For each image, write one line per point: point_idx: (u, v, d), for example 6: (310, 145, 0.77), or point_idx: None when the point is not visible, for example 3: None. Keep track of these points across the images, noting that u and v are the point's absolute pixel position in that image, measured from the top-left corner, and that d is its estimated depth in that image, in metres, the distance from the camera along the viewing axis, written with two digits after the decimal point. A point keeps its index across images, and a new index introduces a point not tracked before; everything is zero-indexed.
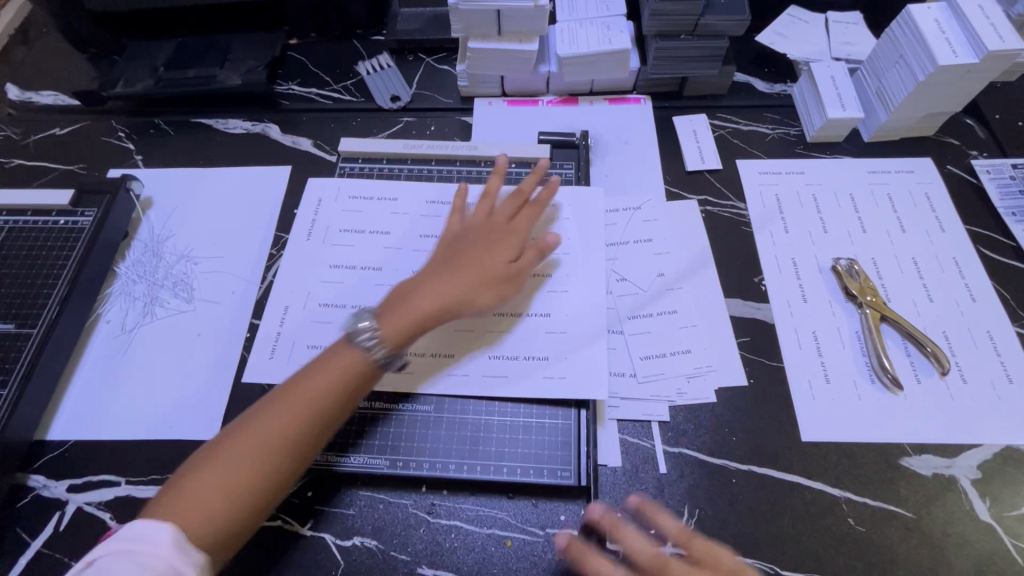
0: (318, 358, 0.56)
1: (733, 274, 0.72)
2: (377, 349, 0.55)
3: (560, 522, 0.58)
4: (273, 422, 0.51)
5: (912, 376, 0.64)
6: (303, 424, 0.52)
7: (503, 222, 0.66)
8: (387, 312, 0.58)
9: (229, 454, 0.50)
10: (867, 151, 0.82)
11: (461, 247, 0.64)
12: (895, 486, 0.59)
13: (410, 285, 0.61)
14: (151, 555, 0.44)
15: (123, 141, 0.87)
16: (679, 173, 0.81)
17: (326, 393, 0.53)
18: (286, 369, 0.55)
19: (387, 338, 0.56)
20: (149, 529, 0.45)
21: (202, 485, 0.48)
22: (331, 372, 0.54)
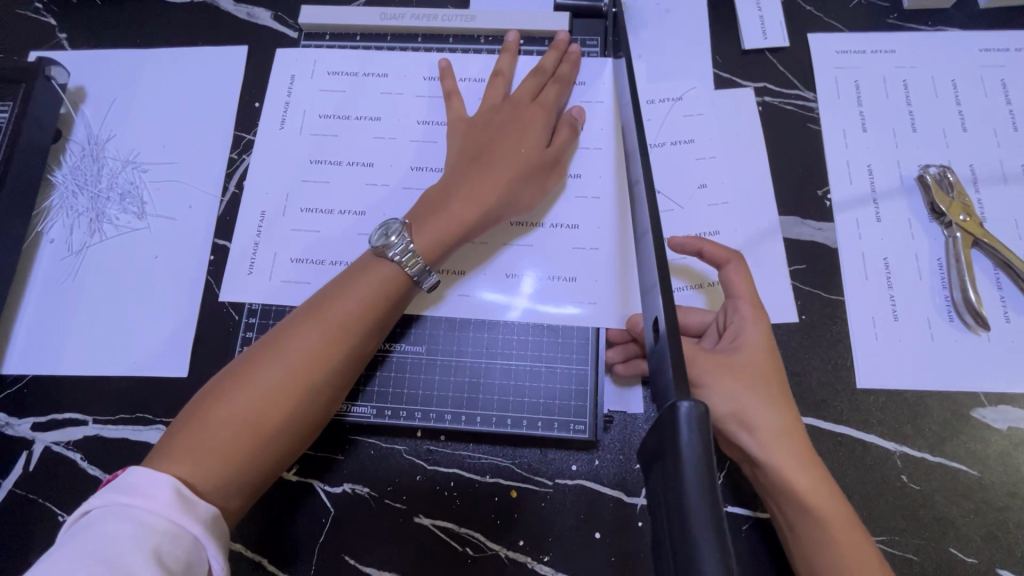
0: (338, 279, 0.49)
1: (793, 185, 0.59)
2: (411, 261, 0.48)
3: (571, 473, 0.52)
4: (296, 349, 0.45)
5: (1000, 313, 0.53)
6: (331, 350, 0.46)
7: (525, 104, 0.55)
8: (421, 220, 0.50)
9: (250, 384, 0.43)
10: (981, 21, 0.63)
11: (483, 137, 0.54)
12: (962, 441, 0.51)
13: (440, 188, 0.52)
14: (148, 509, 0.37)
15: (42, 15, 0.70)
16: (732, 52, 0.63)
17: (355, 318, 0.47)
18: (327, 313, 0.47)
19: (426, 249, 0.49)
20: (146, 479, 0.38)
21: (224, 418, 0.42)
22: (360, 292, 0.47)
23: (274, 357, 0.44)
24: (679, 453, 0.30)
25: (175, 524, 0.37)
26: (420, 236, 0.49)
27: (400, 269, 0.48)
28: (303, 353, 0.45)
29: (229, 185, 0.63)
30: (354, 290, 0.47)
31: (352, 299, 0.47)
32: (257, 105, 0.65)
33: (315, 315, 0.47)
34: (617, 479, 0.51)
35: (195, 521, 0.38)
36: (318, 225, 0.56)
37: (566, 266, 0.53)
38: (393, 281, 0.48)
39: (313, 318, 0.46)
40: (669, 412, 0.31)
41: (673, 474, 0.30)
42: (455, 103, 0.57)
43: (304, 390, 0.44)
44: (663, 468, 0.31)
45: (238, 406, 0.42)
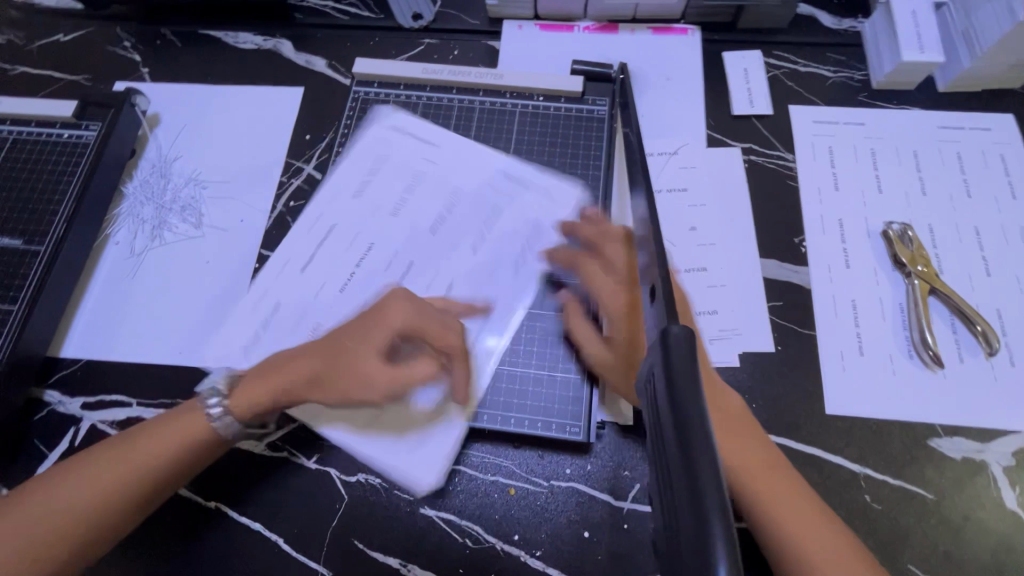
0: (170, 413, 0.54)
1: (773, 232, 0.67)
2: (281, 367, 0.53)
3: (565, 475, 0.57)
4: (97, 476, 0.50)
5: (954, 355, 0.60)
6: (130, 470, 0.51)
7: (360, 339, 0.54)
8: (259, 376, 0.54)
9: (64, 493, 0.49)
10: (941, 102, 0.73)
11: (337, 336, 0.54)
12: (920, 467, 0.56)
13: (380, 303, 0.57)
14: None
15: (129, 52, 0.82)
16: (723, 116, 0.73)
17: (161, 453, 0.52)
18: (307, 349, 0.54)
19: (237, 410, 0.53)
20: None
21: (28, 520, 0.48)
22: (166, 434, 0.53)
23: (68, 482, 0.50)
24: (670, 372, 0.32)
25: None
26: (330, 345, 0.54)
27: (208, 423, 0.53)
28: (93, 474, 0.50)
29: (278, 204, 0.71)
30: (167, 426, 0.53)
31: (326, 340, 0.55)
32: (308, 137, 0.75)
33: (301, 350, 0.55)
34: (607, 484, 0.56)
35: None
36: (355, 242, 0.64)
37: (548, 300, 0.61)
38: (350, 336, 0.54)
39: (131, 443, 0.52)
40: (661, 340, 0.34)
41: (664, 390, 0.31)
42: (416, 223, 0.62)
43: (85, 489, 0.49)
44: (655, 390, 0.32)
45: (198, 423, 0.53)
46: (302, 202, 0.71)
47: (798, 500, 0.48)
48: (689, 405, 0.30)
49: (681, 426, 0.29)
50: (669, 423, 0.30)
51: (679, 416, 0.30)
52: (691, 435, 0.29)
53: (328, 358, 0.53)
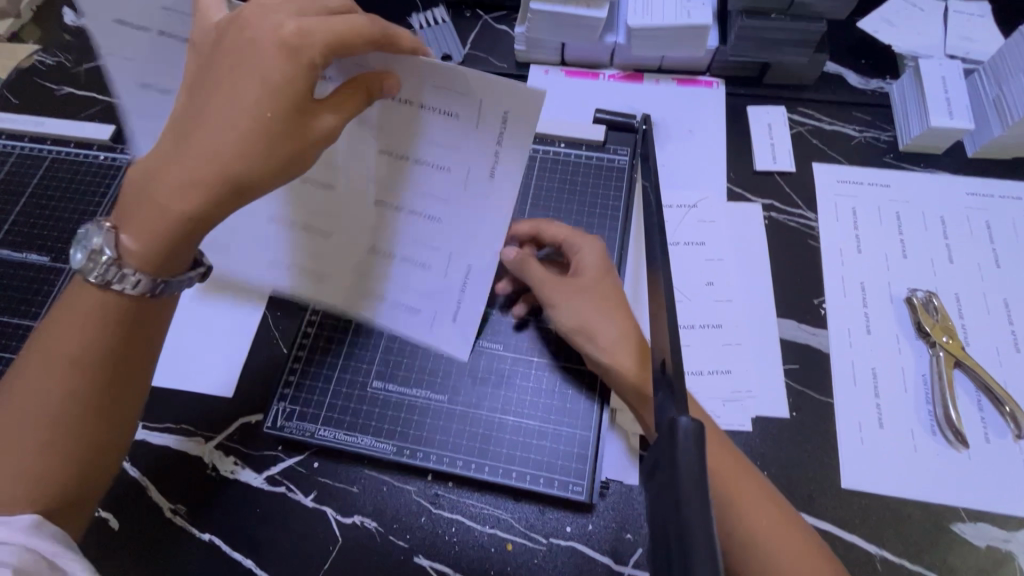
0: (87, 309, 0.45)
1: (792, 292, 0.65)
2: (125, 282, 0.44)
3: (564, 534, 0.55)
4: (30, 392, 0.44)
5: (981, 434, 0.57)
6: (78, 371, 0.45)
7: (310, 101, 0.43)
8: (175, 160, 0.42)
9: (21, 434, 0.44)
10: (970, 168, 0.72)
11: (210, 70, 0.42)
12: (941, 553, 0.53)
13: (164, 185, 0.42)
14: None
15: None
16: (745, 171, 0.73)
17: (75, 356, 0.45)
18: (155, 205, 0.42)
19: (185, 192, 0.41)
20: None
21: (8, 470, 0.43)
22: (82, 330, 0.45)
23: (31, 408, 0.44)
24: (676, 466, 0.31)
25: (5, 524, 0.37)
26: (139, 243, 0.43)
27: (121, 287, 0.45)
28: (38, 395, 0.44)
29: None
30: (71, 317, 0.45)
31: (184, 192, 0.42)
32: None
33: (139, 209, 0.43)
34: (607, 546, 0.55)
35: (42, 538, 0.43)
36: None
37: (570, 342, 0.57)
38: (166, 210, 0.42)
39: (42, 357, 0.45)
40: (667, 429, 0.32)
41: (669, 485, 0.30)
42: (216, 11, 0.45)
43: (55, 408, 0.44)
44: (659, 483, 0.31)
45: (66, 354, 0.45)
46: None
47: (781, 518, 0.47)
48: (691, 508, 0.29)
49: (679, 537, 0.28)
50: (668, 525, 0.29)
51: (677, 518, 0.29)
52: (690, 544, 0.27)
53: (232, 132, 0.40)
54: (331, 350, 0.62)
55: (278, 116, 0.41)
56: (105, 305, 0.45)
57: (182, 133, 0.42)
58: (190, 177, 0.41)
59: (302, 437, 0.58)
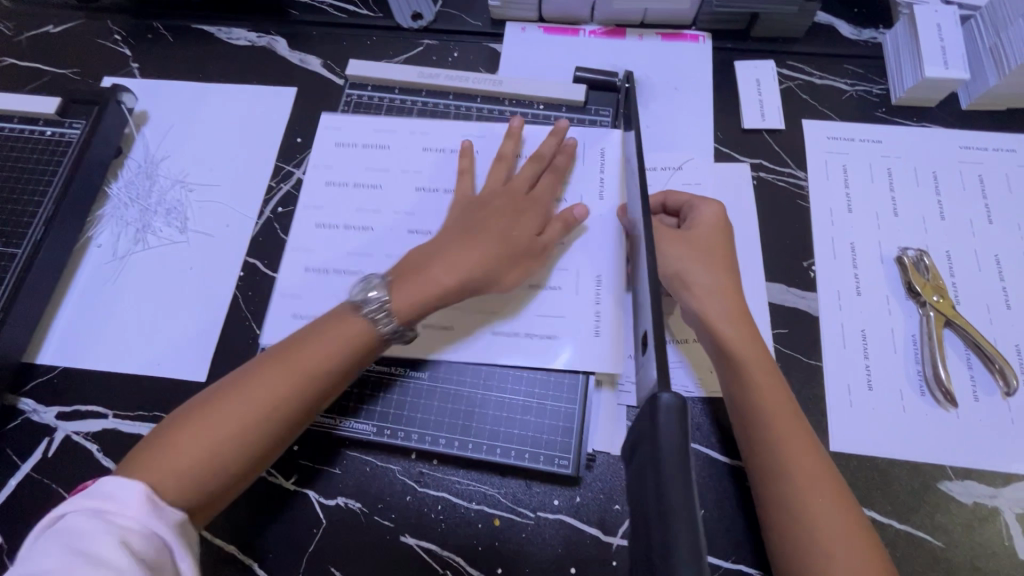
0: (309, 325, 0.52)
1: (781, 255, 0.63)
2: (384, 319, 0.51)
3: (552, 507, 0.55)
4: (263, 390, 0.48)
5: (969, 392, 0.56)
6: (321, 378, 0.50)
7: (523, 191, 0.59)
8: (401, 281, 0.53)
9: (209, 440, 0.46)
10: (963, 121, 0.69)
11: (478, 210, 0.57)
12: (928, 512, 0.53)
13: (425, 255, 0.54)
14: (119, 512, 0.41)
15: (119, 46, 0.79)
16: (732, 130, 0.70)
17: (323, 363, 0.50)
18: (425, 275, 0.53)
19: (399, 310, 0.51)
20: (113, 487, 0.42)
21: (179, 456, 0.45)
22: (331, 342, 0.50)
23: (210, 404, 0.47)
24: (658, 442, 0.31)
25: (143, 526, 0.41)
26: (395, 296, 0.52)
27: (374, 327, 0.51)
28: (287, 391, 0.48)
29: (266, 209, 0.69)
30: (330, 351, 0.50)
31: (461, 263, 0.53)
32: (299, 140, 0.72)
33: (403, 280, 0.53)
34: (596, 518, 0.54)
35: (162, 520, 0.42)
36: (346, 250, 0.61)
37: (602, 308, 0.57)
38: (357, 333, 0.51)
39: (279, 360, 0.50)
40: (650, 406, 0.33)
41: (653, 459, 0.31)
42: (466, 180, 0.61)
43: (299, 395, 0.49)
44: (643, 457, 0.32)
45: (322, 366, 0.49)
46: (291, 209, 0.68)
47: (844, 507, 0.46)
48: (673, 485, 0.29)
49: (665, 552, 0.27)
50: (655, 538, 0.29)
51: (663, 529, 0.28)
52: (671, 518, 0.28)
53: (519, 214, 0.57)
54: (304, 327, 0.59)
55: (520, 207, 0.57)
56: (361, 332, 0.51)
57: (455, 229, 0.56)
58: (475, 252, 0.54)
59: None
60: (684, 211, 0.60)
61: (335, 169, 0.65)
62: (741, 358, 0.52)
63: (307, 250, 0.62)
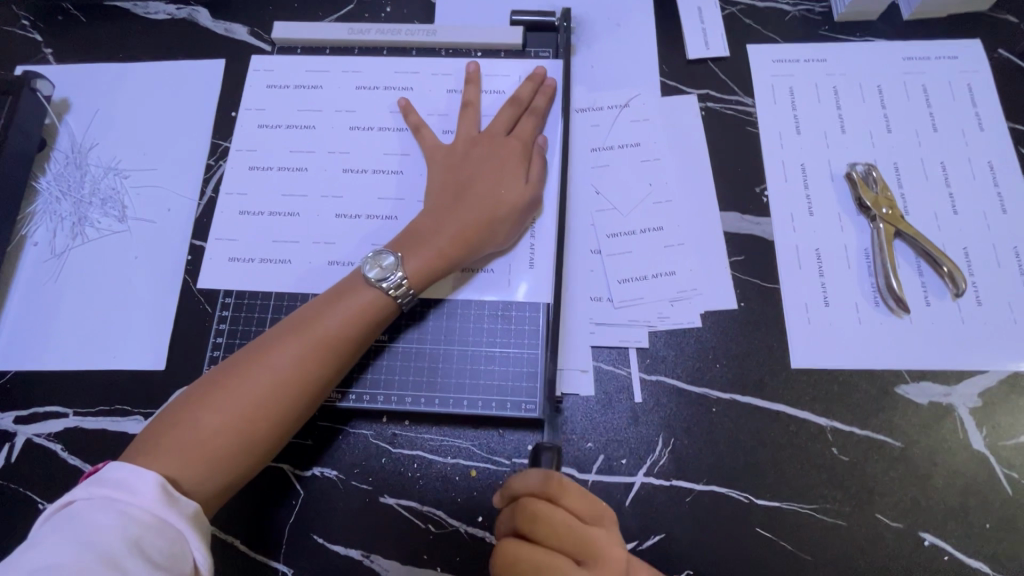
0: (321, 297, 0.53)
1: (733, 182, 0.63)
2: (402, 290, 0.52)
3: (526, 452, 0.55)
4: (285, 363, 0.48)
5: (921, 297, 0.58)
6: (331, 355, 0.50)
7: (502, 136, 0.59)
8: (411, 249, 0.53)
9: (225, 418, 0.46)
10: (906, 32, 0.69)
11: (465, 166, 0.58)
12: (889, 417, 0.55)
13: (427, 220, 0.55)
14: (134, 503, 0.40)
15: (28, 31, 0.74)
16: (677, 62, 0.68)
17: (340, 335, 0.50)
18: (438, 242, 0.54)
19: (414, 279, 0.53)
20: (132, 475, 0.41)
21: (207, 433, 0.45)
22: (346, 313, 0.51)
23: (236, 381, 0.47)
24: None
25: (159, 518, 0.40)
26: (410, 266, 0.53)
27: (388, 297, 0.52)
28: (307, 363, 0.49)
29: (206, 189, 0.66)
30: (340, 322, 0.51)
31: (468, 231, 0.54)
32: (233, 114, 0.69)
33: (416, 249, 0.54)
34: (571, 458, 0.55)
35: (179, 514, 0.41)
36: (292, 221, 0.60)
37: (537, 243, 0.59)
38: (376, 304, 0.52)
39: (295, 334, 0.50)
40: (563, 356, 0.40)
41: None
42: (426, 135, 0.60)
43: (318, 368, 0.49)
44: None
45: (335, 343, 0.50)
46: None
47: None
48: None
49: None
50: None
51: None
52: None
53: (514, 169, 0.57)
54: (260, 293, 0.58)
55: (512, 161, 0.58)
56: (373, 306, 0.52)
57: (450, 188, 0.57)
58: (476, 218, 0.55)
59: None
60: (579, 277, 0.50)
61: (272, 139, 0.62)
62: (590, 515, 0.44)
63: (252, 226, 0.60)
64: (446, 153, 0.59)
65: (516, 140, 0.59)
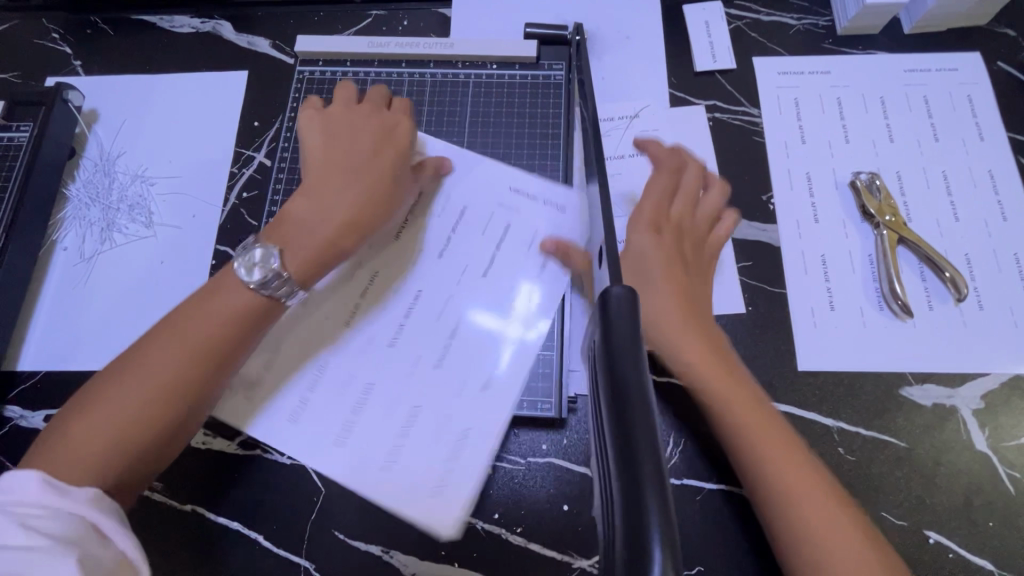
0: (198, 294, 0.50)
1: (740, 190, 0.65)
2: (284, 286, 0.49)
3: (541, 451, 0.57)
4: (155, 362, 0.46)
5: (924, 302, 0.60)
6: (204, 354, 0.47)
7: None
8: (288, 243, 0.51)
9: (101, 417, 0.44)
10: (907, 45, 0.71)
11: (402, 158, 0.55)
12: (893, 417, 0.57)
13: (313, 210, 0.52)
14: (12, 502, 0.39)
15: (58, 44, 0.77)
16: (685, 74, 0.71)
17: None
18: (309, 235, 0.51)
19: (298, 273, 0.50)
20: (8, 481, 0.39)
21: (99, 433, 0.43)
22: (219, 311, 0.48)
23: (113, 382, 0.45)
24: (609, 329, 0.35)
25: (47, 506, 0.39)
26: (291, 260, 0.50)
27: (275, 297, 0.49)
28: (173, 364, 0.46)
29: (230, 196, 0.68)
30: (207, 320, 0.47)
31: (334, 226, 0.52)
32: (256, 124, 0.71)
33: (287, 241, 0.51)
34: (585, 457, 0.57)
35: (70, 501, 0.40)
36: None
37: (552, 254, 0.59)
38: (248, 303, 0.48)
39: (172, 334, 0.47)
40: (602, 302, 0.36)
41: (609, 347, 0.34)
42: (387, 120, 0.58)
43: (184, 368, 0.46)
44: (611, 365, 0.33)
45: (192, 342, 0.47)
46: (256, 193, 0.68)
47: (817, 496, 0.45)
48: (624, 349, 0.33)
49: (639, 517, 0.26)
50: (621, 506, 0.28)
51: (633, 495, 0.27)
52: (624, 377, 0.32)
53: None
54: None
55: None
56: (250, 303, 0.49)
57: (383, 180, 0.54)
58: (336, 214, 0.52)
59: None
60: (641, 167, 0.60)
61: None
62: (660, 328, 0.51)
63: None
64: (384, 144, 0.56)
65: None
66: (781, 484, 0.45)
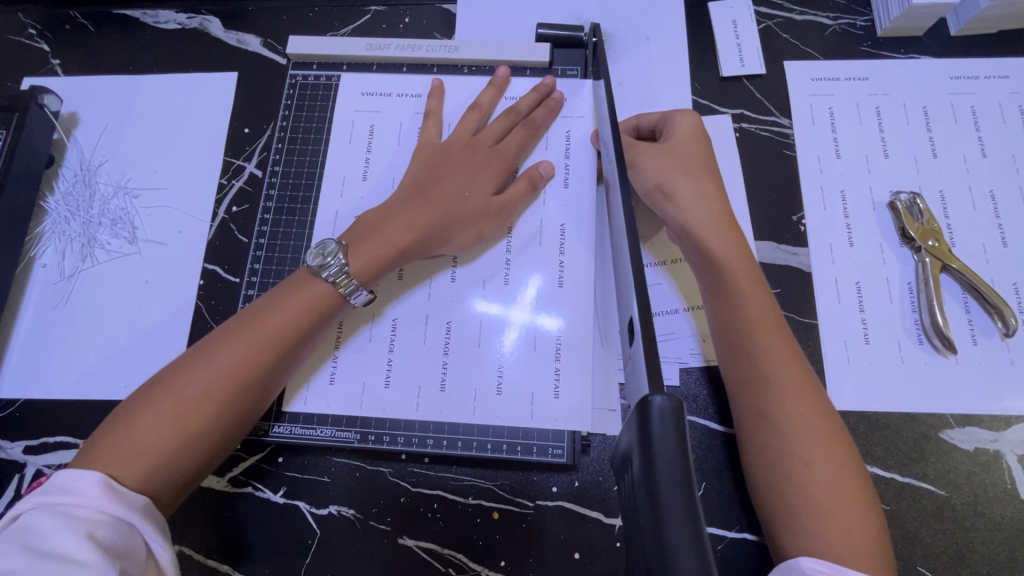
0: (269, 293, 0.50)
1: (769, 210, 0.60)
2: (344, 281, 0.49)
3: (550, 494, 0.53)
4: (221, 358, 0.45)
5: (968, 335, 0.55)
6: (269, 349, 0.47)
7: (487, 145, 0.57)
8: (357, 242, 0.51)
9: (161, 411, 0.43)
10: (953, 49, 0.65)
11: (444, 164, 0.56)
12: (932, 462, 0.52)
13: (376, 211, 0.53)
14: (69, 503, 0.38)
15: (35, 41, 0.71)
16: (710, 79, 0.65)
17: (290, 328, 0.48)
18: (374, 234, 0.51)
19: (360, 271, 0.50)
20: (69, 479, 0.39)
21: (157, 429, 0.42)
22: (294, 307, 0.48)
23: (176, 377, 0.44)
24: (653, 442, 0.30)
25: (101, 513, 0.38)
26: (356, 257, 0.50)
27: (332, 286, 0.49)
28: (242, 359, 0.46)
29: (219, 210, 0.64)
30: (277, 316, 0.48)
31: (406, 229, 0.52)
32: (246, 131, 0.66)
33: (361, 240, 0.51)
34: (599, 501, 0.53)
35: (123, 506, 0.39)
36: None
37: (567, 275, 0.55)
38: (322, 298, 0.49)
39: (239, 331, 0.47)
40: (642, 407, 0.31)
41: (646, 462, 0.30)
42: (430, 124, 0.59)
43: (250, 364, 0.46)
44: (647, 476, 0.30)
45: (264, 339, 0.47)
46: (246, 207, 0.63)
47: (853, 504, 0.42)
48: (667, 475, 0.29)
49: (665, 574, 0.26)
50: None
51: None
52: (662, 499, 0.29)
53: (494, 175, 0.56)
54: None
55: (499, 167, 0.57)
56: (317, 300, 0.49)
57: (426, 184, 0.54)
58: (414, 217, 0.52)
59: (257, 436, 0.54)
60: (658, 128, 0.59)
61: None
62: (728, 267, 0.50)
63: None
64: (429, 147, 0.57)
65: (502, 146, 0.57)
66: (805, 471, 0.43)
